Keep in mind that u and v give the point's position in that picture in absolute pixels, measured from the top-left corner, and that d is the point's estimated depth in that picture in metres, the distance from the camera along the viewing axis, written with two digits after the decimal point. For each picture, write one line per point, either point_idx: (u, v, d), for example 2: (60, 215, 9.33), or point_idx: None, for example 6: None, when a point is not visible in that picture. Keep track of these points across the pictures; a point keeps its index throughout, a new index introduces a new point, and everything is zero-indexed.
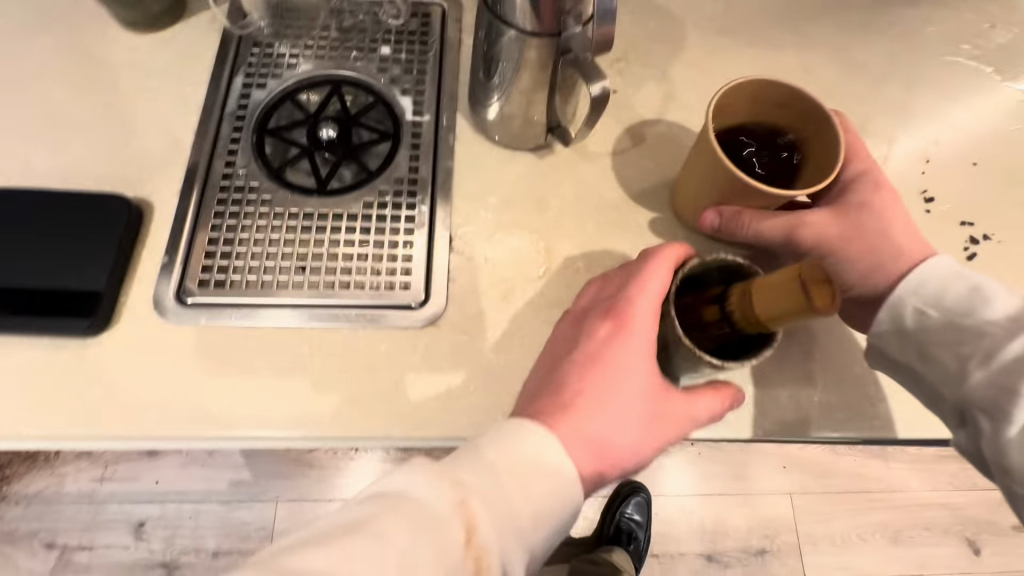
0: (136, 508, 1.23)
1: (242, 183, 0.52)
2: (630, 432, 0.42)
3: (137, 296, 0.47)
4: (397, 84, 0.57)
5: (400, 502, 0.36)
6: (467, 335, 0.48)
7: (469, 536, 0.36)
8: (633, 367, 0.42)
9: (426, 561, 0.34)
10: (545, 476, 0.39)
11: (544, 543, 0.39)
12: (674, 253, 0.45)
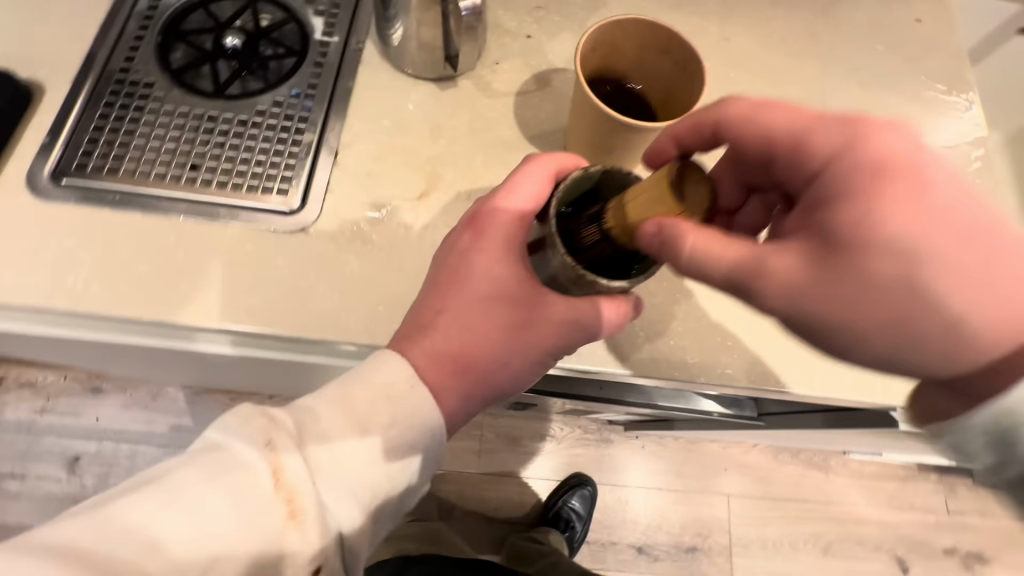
0: (74, 443, 1.29)
1: (138, 78, 0.52)
2: (489, 342, 0.44)
3: (12, 171, 0.48)
4: (312, 5, 0.58)
5: (230, 450, 0.37)
6: (337, 244, 0.49)
7: (283, 477, 0.37)
8: (489, 272, 0.44)
9: (255, 498, 0.36)
10: (398, 401, 0.41)
11: (407, 462, 0.41)
12: (552, 163, 0.45)
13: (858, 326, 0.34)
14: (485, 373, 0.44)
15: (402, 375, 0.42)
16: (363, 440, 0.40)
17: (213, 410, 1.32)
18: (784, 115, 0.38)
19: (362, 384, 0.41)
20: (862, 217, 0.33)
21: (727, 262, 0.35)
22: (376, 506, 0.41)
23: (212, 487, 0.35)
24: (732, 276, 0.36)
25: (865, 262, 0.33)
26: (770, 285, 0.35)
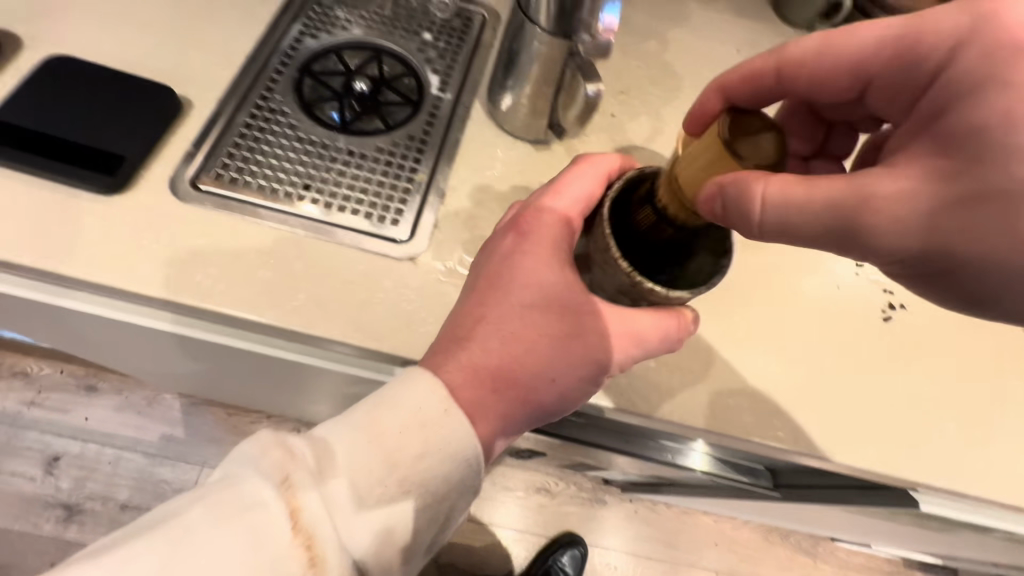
0: (55, 442, 1.27)
1: (275, 106, 0.58)
2: (537, 354, 0.47)
3: (157, 172, 0.52)
4: (430, 64, 0.66)
5: (231, 494, 0.40)
6: (440, 276, 0.53)
7: (296, 526, 0.40)
8: (542, 281, 0.48)
9: (263, 541, 0.39)
10: (417, 434, 0.44)
11: (425, 500, 0.44)
12: (596, 171, 0.51)
13: (992, 246, 0.34)
14: (530, 387, 0.48)
15: (434, 402, 0.45)
16: (383, 484, 0.43)
17: (209, 423, 1.31)
18: (874, 39, 0.43)
19: (385, 418, 0.44)
20: (995, 112, 0.36)
21: (822, 204, 0.38)
22: (403, 543, 0.44)
23: (221, 530, 0.39)
24: (832, 209, 0.38)
25: (1012, 157, 0.34)
26: (884, 214, 0.37)
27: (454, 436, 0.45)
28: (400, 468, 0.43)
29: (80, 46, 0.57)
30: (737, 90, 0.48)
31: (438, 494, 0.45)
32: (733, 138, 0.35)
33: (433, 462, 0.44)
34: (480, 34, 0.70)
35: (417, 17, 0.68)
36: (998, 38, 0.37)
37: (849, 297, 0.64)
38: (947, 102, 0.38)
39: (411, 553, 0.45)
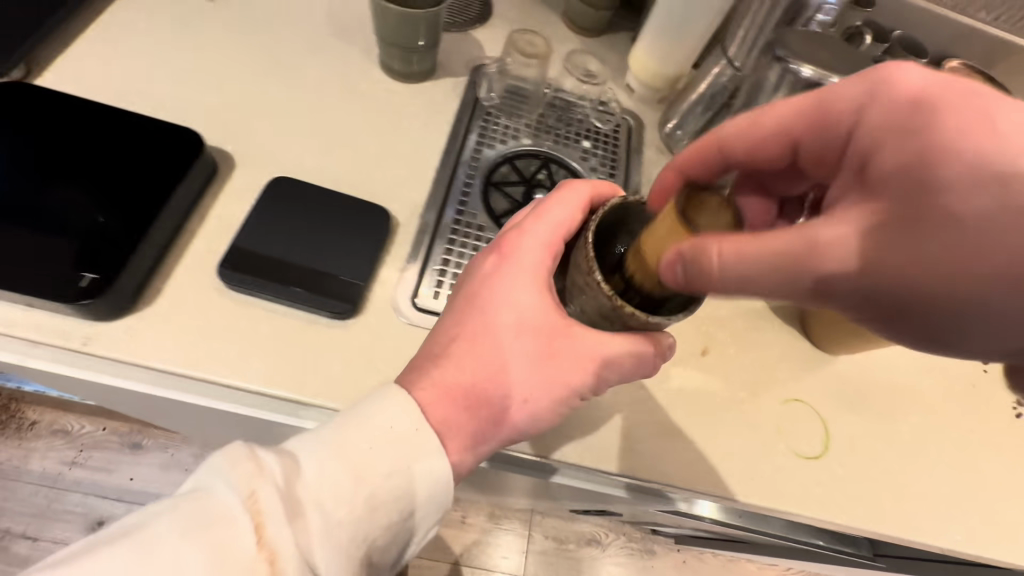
0: (99, 504, 1.21)
1: (469, 219, 0.61)
2: (498, 370, 0.47)
3: (382, 295, 0.54)
4: (595, 172, 0.69)
5: (203, 508, 0.38)
6: (643, 391, 0.58)
7: (261, 538, 0.38)
8: (519, 301, 0.48)
9: (197, 561, 0.36)
10: (386, 459, 0.43)
11: (380, 526, 0.43)
12: (581, 193, 0.51)
13: (949, 280, 0.33)
14: (491, 403, 0.47)
15: (410, 426, 0.44)
16: (350, 503, 0.41)
17: None
18: (796, 105, 0.44)
19: (355, 441, 0.43)
20: (903, 159, 0.35)
21: (769, 251, 0.37)
22: (368, 561, 0.43)
23: (185, 545, 0.36)
24: (776, 256, 0.37)
25: (928, 197, 0.34)
26: (832, 258, 0.36)
27: (427, 461, 0.44)
28: (376, 492, 0.43)
29: (290, 164, 0.59)
30: (701, 159, 0.49)
31: (394, 516, 0.44)
32: (691, 212, 0.41)
33: (360, 484, 0.42)
34: (632, 138, 0.73)
35: (577, 124, 0.71)
36: (894, 98, 0.38)
37: (987, 395, 0.66)
38: (869, 151, 0.38)
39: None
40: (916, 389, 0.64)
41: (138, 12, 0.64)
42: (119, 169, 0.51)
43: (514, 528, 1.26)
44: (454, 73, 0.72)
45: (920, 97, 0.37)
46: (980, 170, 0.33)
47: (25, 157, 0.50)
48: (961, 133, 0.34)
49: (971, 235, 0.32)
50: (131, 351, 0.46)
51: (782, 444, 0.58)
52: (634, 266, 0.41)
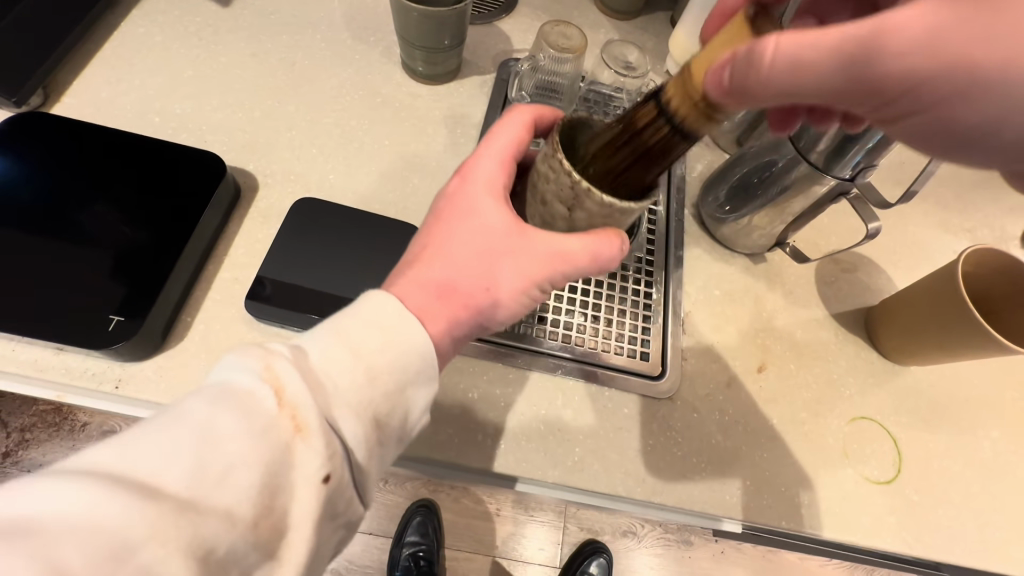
0: None
1: None
2: (471, 271, 0.41)
3: None
4: None
5: (222, 389, 0.31)
6: (699, 414, 0.52)
7: (281, 400, 0.31)
8: (476, 210, 0.42)
9: (227, 423, 0.29)
10: (366, 322, 0.36)
11: (382, 403, 0.35)
12: (533, 112, 0.46)
13: (997, 64, 0.29)
14: (470, 303, 0.40)
15: (390, 313, 0.36)
16: (351, 383, 0.34)
17: None
18: None
19: (347, 320, 0.36)
20: None
21: (828, 50, 0.30)
22: (379, 429, 0.35)
23: (215, 411, 0.30)
24: (841, 53, 0.30)
25: None
26: (897, 37, 0.30)
27: (410, 339, 0.36)
28: (370, 361, 0.35)
29: (314, 182, 0.56)
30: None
31: (394, 391, 0.35)
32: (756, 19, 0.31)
33: (352, 360, 0.34)
34: None
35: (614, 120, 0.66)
36: None
37: None
38: None
39: (335, 501, 0.33)
40: (998, 402, 0.58)
41: (155, 24, 0.61)
42: (145, 201, 0.49)
43: (550, 520, 1.21)
44: (479, 72, 0.67)
45: None
46: None
47: (31, 170, 0.48)
48: None
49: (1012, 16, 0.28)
50: (161, 392, 0.45)
51: (849, 468, 0.53)
52: (674, 92, 0.32)
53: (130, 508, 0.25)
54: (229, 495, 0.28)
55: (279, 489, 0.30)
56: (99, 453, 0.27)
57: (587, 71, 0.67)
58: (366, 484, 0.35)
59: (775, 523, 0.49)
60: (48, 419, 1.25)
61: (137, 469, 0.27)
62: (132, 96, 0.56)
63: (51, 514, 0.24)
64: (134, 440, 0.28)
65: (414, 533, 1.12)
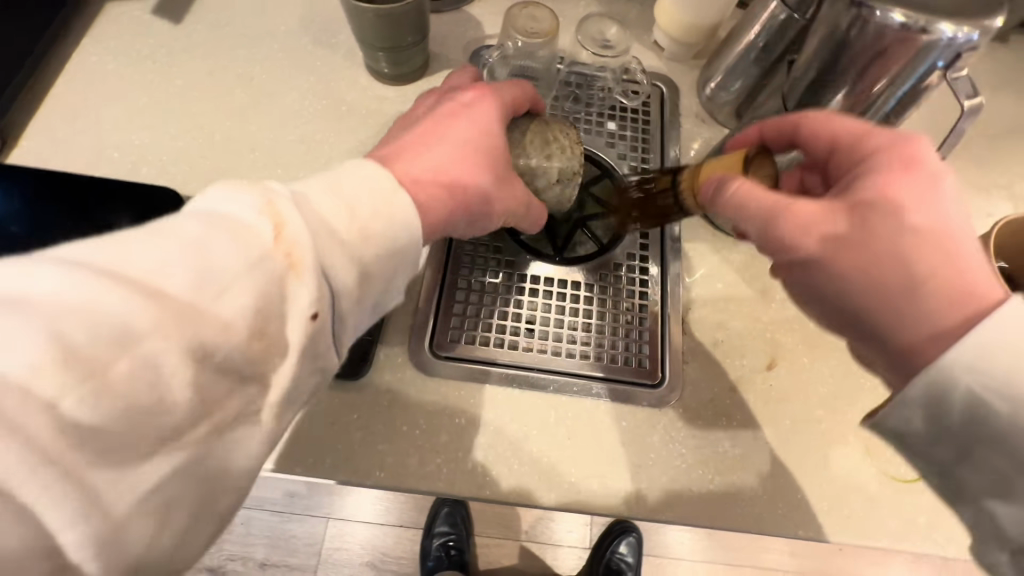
0: None
1: (488, 241, 0.54)
2: (472, 168, 0.39)
3: (393, 345, 0.49)
4: (624, 160, 0.60)
5: (218, 219, 0.28)
6: (703, 421, 0.49)
7: (278, 237, 0.28)
8: (488, 124, 0.40)
9: (221, 250, 0.26)
10: (366, 185, 0.33)
11: (379, 265, 0.33)
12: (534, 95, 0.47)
13: (883, 298, 0.32)
14: (457, 202, 0.38)
15: (381, 182, 0.34)
16: (345, 239, 0.31)
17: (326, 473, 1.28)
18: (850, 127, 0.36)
19: (338, 177, 0.33)
20: (880, 226, 0.31)
21: (758, 203, 0.34)
22: (370, 288, 0.33)
23: (207, 239, 0.26)
24: (766, 208, 0.34)
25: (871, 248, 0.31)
26: (792, 229, 0.34)
27: (406, 212, 0.34)
28: (364, 217, 0.32)
29: None
30: (773, 132, 0.42)
31: (390, 252, 0.33)
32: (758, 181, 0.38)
33: (347, 214, 0.31)
34: (661, 112, 0.63)
35: (598, 105, 0.61)
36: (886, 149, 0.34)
37: None
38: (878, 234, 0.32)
39: (321, 347, 0.30)
40: None
41: (107, 51, 0.59)
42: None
43: None
44: (449, 66, 0.63)
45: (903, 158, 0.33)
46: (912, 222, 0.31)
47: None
48: (923, 197, 0.31)
49: (872, 290, 0.32)
50: None
51: (872, 467, 0.49)
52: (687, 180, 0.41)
53: (129, 303, 0.23)
54: (222, 313, 0.26)
55: (272, 318, 0.27)
56: (84, 247, 0.25)
57: (565, 53, 0.62)
58: (343, 335, 0.32)
59: (791, 533, 0.46)
60: None
61: (124, 266, 0.24)
62: (90, 133, 0.54)
63: (44, 294, 0.22)
64: (128, 245, 0.25)
65: (444, 523, 1.10)
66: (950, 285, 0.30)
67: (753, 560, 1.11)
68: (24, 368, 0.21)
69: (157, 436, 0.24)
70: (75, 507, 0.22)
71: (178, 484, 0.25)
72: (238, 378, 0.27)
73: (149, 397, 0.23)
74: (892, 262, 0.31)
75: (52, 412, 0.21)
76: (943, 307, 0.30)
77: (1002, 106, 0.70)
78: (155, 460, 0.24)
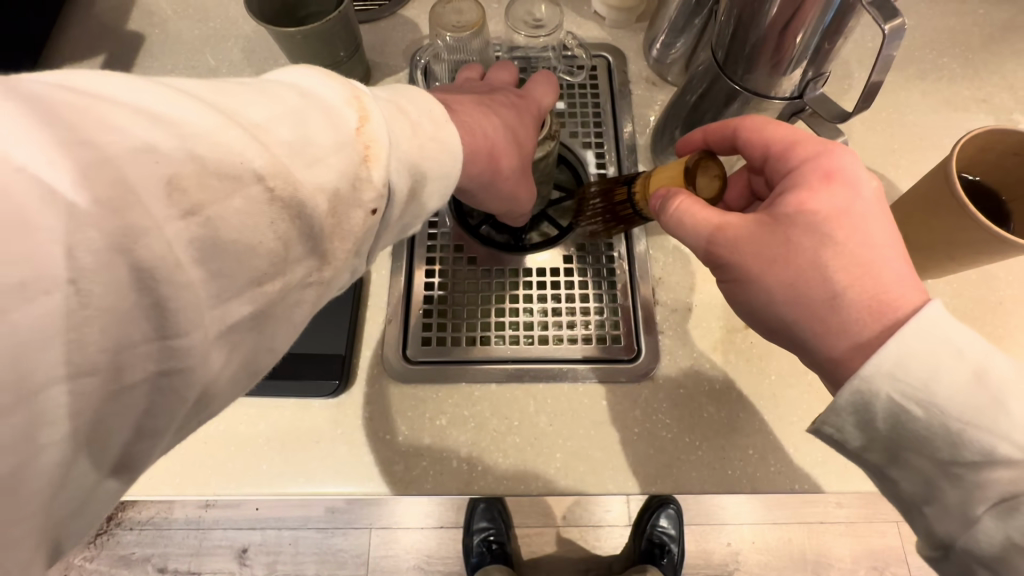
0: (240, 534, 1.17)
1: (448, 242, 0.54)
2: (509, 143, 0.40)
3: (367, 358, 0.50)
4: (577, 138, 0.59)
5: (303, 94, 0.26)
6: (685, 388, 0.48)
7: (362, 128, 0.26)
8: (525, 120, 0.43)
9: (318, 128, 0.24)
10: (429, 117, 0.32)
11: (432, 184, 0.31)
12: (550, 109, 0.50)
13: (802, 312, 0.34)
14: (501, 167, 0.40)
15: (439, 113, 0.33)
16: (407, 156, 0.29)
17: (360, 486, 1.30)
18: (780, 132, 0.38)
19: (401, 97, 0.32)
20: (805, 256, 0.34)
21: (687, 228, 0.37)
22: (408, 209, 0.31)
23: (298, 106, 0.25)
24: (693, 232, 0.37)
25: (795, 259, 0.34)
26: (719, 246, 0.36)
27: (454, 150, 0.33)
28: (425, 136, 0.31)
29: None
30: (717, 137, 0.42)
31: (439, 177, 0.32)
32: (699, 182, 0.39)
33: (411, 132, 0.30)
34: (610, 82, 0.62)
35: None
36: (811, 167, 0.36)
37: None
38: (804, 250, 0.34)
39: (365, 248, 0.28)
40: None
41: None
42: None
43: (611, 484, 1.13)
44: (391, 74, 0.63)
45: (827, 177, 0.35)
46: (827, 236, 0.33)
47: None
48: (849, 219, 0.33)
49: (803, 302, 0.34)
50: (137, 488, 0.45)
51: None
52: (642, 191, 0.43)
53: (237, 139, 0.21)
54: (311, 184, 0.24)
55: (346, 204, 0.25)
56: (174, 82, 0.22)
57: (502, 40, 0.61)
58: (380, 242, 0.30)
59: (788, 488, 0.45)
60: None
61: (235, 110, 0.22)
62: None
63: (174, 119, 0.20)
64: (220, 94, 0.23)
65: (483, 520, 1.11)
66: (871, 294, 0.32)
67: (804, 516, 1.11)
68: (160, 169, 0.19)
69: (254, 274, 0.22)
70: (183, 316, 0.20)
71: (247, 333, 0.23)
72: (315, 243, 0.25)
73: (254, 236, 0.22)
74: (815, 272, 0.33)
75: (185, 224, 0.20)
76: (864, 318, 0.32)
77: (970, 15, 0.66)
78: (248, 296, 0.22)
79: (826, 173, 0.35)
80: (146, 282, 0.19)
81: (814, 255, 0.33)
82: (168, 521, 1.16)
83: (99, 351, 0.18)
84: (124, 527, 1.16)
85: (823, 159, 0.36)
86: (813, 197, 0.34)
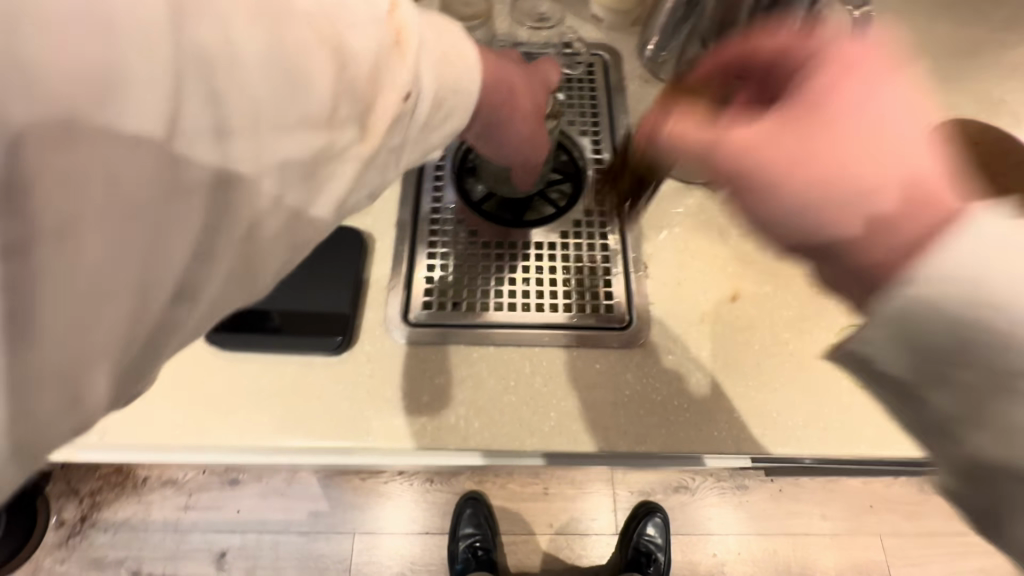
0: (218, 537, 1.13)
1: (450, 215, 0.57)
2: (521, 86, 0.43)
3: (370, 319, 0.52)
4: (575, 126, 0.62)
5: None
6: (674, 355, 0.51)
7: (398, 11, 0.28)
8: (531, 79, 0.46)
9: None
10: (453, 30, 0.34)
11: (455, 85, 0.33)
12: None
13: (834, 221, 0.27)
14: (517, 102, 0.42)
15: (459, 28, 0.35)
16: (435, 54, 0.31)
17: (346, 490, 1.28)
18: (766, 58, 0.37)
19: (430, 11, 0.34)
20: (826, 151, 0.27)
21: (689, 151, 0.34)
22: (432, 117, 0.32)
23: None
24: (694, 154, 0.33)
25: (815, 157, 0.28)
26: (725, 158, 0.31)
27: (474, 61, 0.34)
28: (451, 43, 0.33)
29: None
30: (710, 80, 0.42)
31: (463, 82, 0.33)
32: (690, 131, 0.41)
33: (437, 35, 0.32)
34: (606, 78, 0.66)
35: None
36: (831, 54, 0.30)
37: None
38: (825, 144, 0.27)
39: (395, 137, 0.30)
40: None
41: None
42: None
43: (600, 489, 1.14)
44: None
45: (846, 61, 0.29)
46: (858, 126, 0.27)
47: None
48: (879, 107, 0.27)
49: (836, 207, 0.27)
50: (139, 436, 0.46)
51: (845, 382, 0.51)
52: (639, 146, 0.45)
53: None
54: (350, 39, 0.25)
55: (380, 75, 0.27)
56: None
57: (506, 35, 0.66)
58: (407, 143, 0.31)
59: (770, 451, 0.48)
60: (113, 480, 1.13)
61: None
62: None
63: None
64: None
65: (469, 525, 1.08)
66: (913, 190, 0.26)
67: (790, 526, 1.11)
68: None
69: (302, 112, 0.23)
70: (236, 193, 0.22)
71: (297, 199, 0.25)
72: (353, 107, 0.26)
73: (303, 71, 0.23)
74: (838, 169, 0.27)
75: (246, 36, 0.21)
76: (901, 220, 0.26)
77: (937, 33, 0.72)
78: (292, 138, 0.23)
79: (848, 56, 0.29)
80: (212, 100, 0.20)
81: (842, 148, 0.27)
82: (144, 522, 1.12)
83: (156, 169, 0.19)
84: (98, 528, 1.10)
85: (835, 45, 0.30)
86: (836, 84, 0.28)
